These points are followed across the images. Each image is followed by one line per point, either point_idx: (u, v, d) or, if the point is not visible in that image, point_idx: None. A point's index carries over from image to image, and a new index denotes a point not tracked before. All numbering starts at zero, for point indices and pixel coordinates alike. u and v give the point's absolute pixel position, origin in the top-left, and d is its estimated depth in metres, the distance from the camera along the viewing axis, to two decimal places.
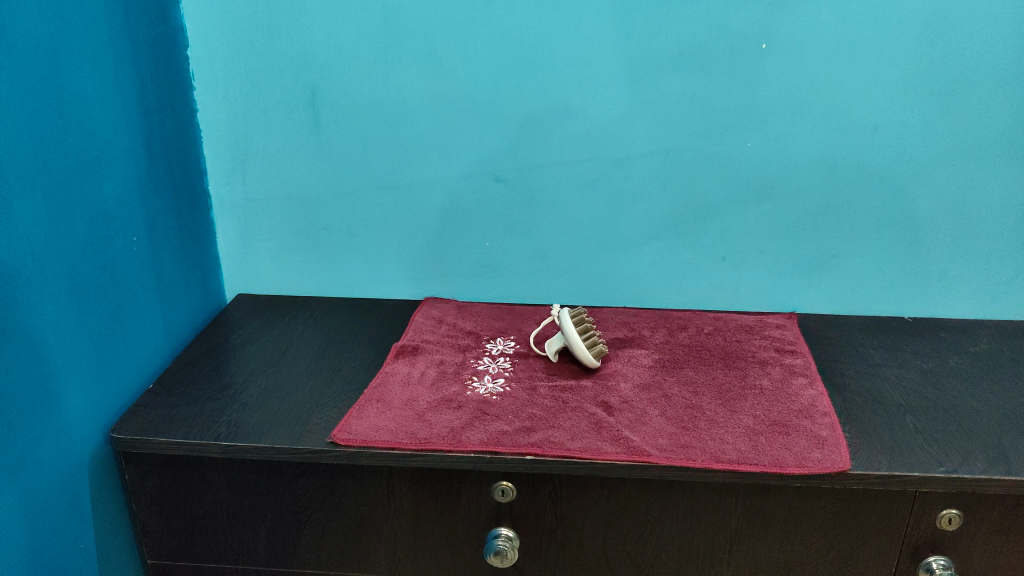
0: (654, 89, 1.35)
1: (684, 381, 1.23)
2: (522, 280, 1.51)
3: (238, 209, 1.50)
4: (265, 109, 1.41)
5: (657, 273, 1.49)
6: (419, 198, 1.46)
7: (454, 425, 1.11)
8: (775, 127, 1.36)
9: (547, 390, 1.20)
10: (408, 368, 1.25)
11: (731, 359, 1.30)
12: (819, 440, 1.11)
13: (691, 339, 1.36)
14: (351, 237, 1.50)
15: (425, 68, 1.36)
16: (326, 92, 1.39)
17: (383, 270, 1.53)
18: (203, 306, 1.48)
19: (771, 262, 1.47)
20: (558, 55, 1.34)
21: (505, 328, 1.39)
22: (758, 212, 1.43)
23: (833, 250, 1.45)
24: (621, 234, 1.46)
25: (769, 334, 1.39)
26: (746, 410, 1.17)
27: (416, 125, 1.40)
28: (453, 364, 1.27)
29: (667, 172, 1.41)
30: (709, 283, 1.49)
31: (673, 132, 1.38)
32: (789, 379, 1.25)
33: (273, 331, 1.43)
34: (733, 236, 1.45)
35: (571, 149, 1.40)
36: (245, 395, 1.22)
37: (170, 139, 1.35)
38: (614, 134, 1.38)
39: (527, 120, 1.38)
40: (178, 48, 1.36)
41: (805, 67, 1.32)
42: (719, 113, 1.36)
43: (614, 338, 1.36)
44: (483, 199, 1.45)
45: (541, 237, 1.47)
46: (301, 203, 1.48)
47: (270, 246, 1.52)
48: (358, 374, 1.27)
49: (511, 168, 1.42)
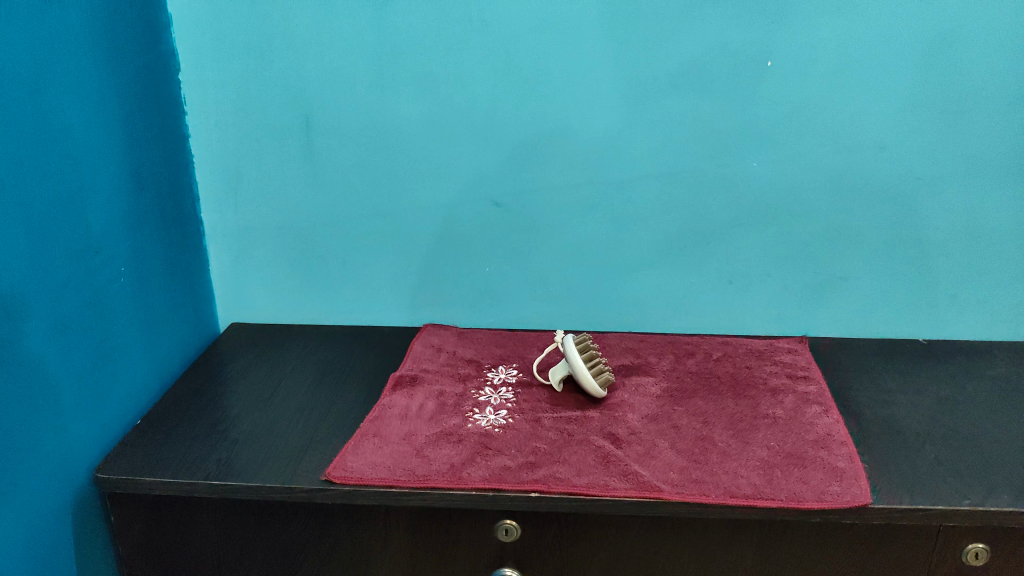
0: (656, 110, 1.31)
1: (694, 411, 1.18)
2: (524, 306, 1.47)
3: (230, 236, 1.45)
4: (256, 135, 1.37)
5: (662, 298, 1.44)
6: (416, 224, 1.41)
7: (454, 461, 1.06)
8: (781, 149, 1.32)
9: (551, 422, 1.14)
10: (406, 401, 1.20)
11: (742, 387, 1.25)
12: (836, 472, 1.06)
13: (700, 366, 1.31)
14: (347, 264, 1.46)
15: (420, 92, 1.32)
16: (320, 116, 1.35)
17: (380, 297, 1.48)
18: (195, 336, 1.43)
19: (780, 285, 1.42)
20: (557, 77, 1.30)
21: (507, 356, 1.34)
22: (766, 235, 1.38)
23: (844, 272, 1.40)
24: (624, 259, 1.41)
25: (780, 359, 1.34)
26: (759, 441, 1.12)
27: (413, 150, 1.36)
28: (453, 395, 1.22)
29: (671, 194, 1.36)
30: (716, 308, 1.44)
31: (676, 154, 1.34)
32: (803, 407, 1.20)
33: (267, 362, 1.38)
34: (740, 259, 1.40)
35: (573, 172, 1.36)
36: (237, 432, 1.17)
37: (160, 166, 1.31)
38: (616, 156, 1.34)
39: (527, 144, 1.34)
40: (168, 72, 1.32)
41: (812, 86, 1.28)
42: (724, 134, 1.32)
43: (619, 365, 1.31)
44: (482, 223, 1.40)
45: (542, 262, 1.43)
46: (294, 230, 1.44)
47: (264, 274, 1.48)
48: (355, 407, 1.22)
49: (510, 193, 1.38)
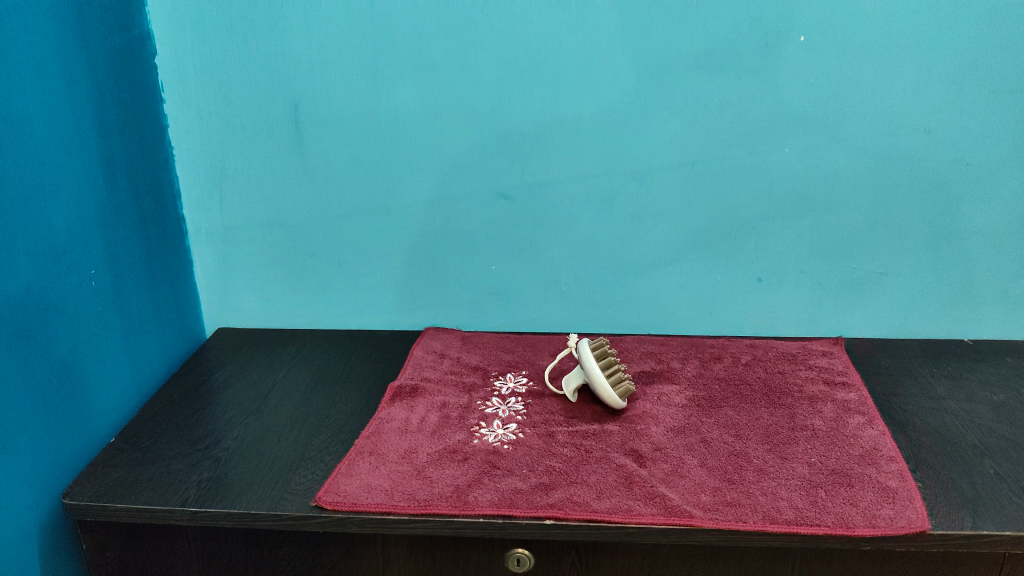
0: (677, 94, 1.19)
1: (724, 423, 1.07)
2: (534, 307, 1.35)
3: (216, 235, 1.34)
4: (241, 125, 1.26)
5: (684, 297, 1.32)
6: (416, 220, 1.30)
7: (459, 483, 0.95)
8: (816, 134, 1.21)
9: (567, 437, 1.03)
10: (405, 414, 1.09)
11: (776, 396, 1.14)
12: (888, 493, 0.95)
13: (728, 372, 1.20)
14: (341, 264, 1.35)
15: (419, 76, 1.21)
16: (310, 105, 1.24)
17: (378, 299, 1.37)
18: (178, 343, 1.32)
19: (813, 283, 1.30)
20: (569, 58, 1.18)
21: (516, 363, 1.22)
22: (797, 228, 1.27)
23: (882, 267, 1.28)
24: (643, 255, 1.30)
25: (815, 363, 1.22)
26: (799, 457, 1.01)
27: (411, 139, 1.25)
28: (457, 407, 1.10)
29: (693, 184, 1.25)
30: (743, 308, 1.33)
31: (700, 141, 1.22)
32: (845, 418, 1.09)
33: (255, 371, 1.27)
34: (770, 254, 1.28)
35: (587, 162, 1.24)
36: (219, 450, 1.06)
37: (137, 159, 1.20)
38: (633, 145, 1.23)
39: (536, 131, 1.23)
40: (144, 56, 1.21)
41: (850, 64, 1.17)
42: (751, 119, 1.20)
43: (639, 372, 1.20)
44: (488, 218, 1.29)
45: (553, 260, 1.31)
46: (283, 227, 1.33)
47: (252, 276, 1.37)
48: (349, 421, 1.11)
49: (519, 185, 1.26)
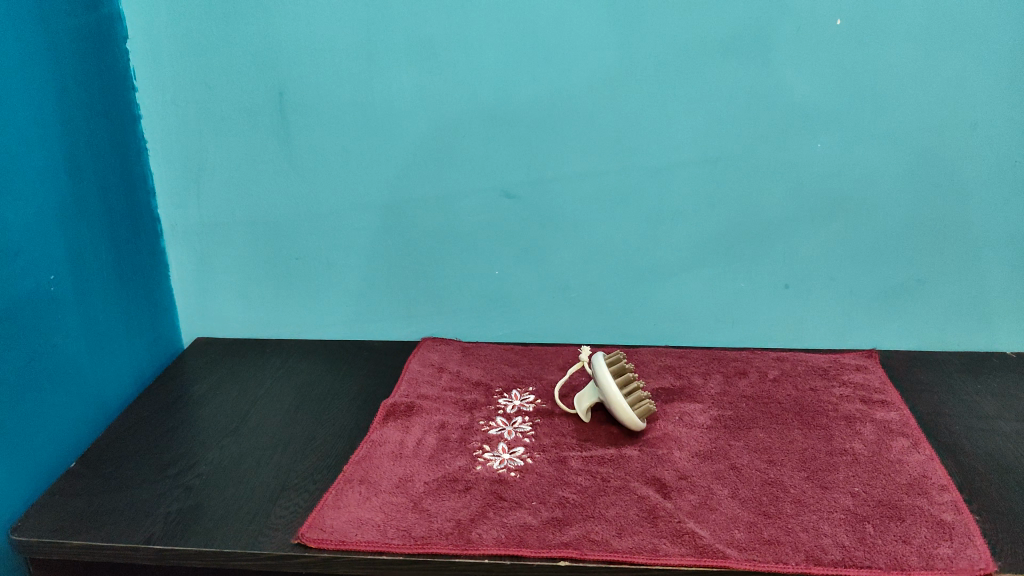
0: (699, 81, 1.08)
1: (754, 447, 0.96)
2: (540, 316, 1.25)
3: (193, 236, 1.23)
4: (222, 115, 1.15)
5: (704, 305, 1.22)
6: (413, 221, 1.19)
7: (461, 517, 0.84)
8: (852, 127, 1.10)
9: (581, 464, 0.92)
10: (400, 436, 0.98)
11: (809, 416, 1.03)
12: (944, 528, 0.84)
13: (755, 389, 1.09)
14: (331, 267, 1.24)
15: (415, 60, 1.10)
16: (296, 91, 1.13)
17: (371, 306, 1.26)
18: (152, 354, 1.21)
19: (844, 289, 1.19)
20: (581, 41, 1.07)
21: (522, 378, 1.11)
22: (827, 230, 1.15)
23: (919, 274, 1.18)
24: (658, 260, 1.19)
25: (849, 379, 1.12)
26: (841, 486, 0.90)
27: (407, 131, 1.14)
28: (458, 428, 0.99)
29: (716, 181, 1.14)
30: (767, 317, 1.22)
31: (722, 134, 1.11)
32: (887, 440, 0.98)
33: (235, 387, 1.16)
34: (797, 259, 1.17)
35: (598, 156, 1.13)
36: (192, 477, 0.95)
37: (105, 152, 1.09)
38: (650, 137, 1.12)
39: (543, 121, 1.12)
40: (114, 40, 1.10)
41: (888, 50, 1.06)
42: (780, 109, 1.09)
43: (657, 389, 1.09)
44: (491, 218, 1.18)
45: (561, 264, 1.20)
46: (267, 227, 1.22)
47: (234, 281, 1.26)
48: (337, 444, 1.00)
49: (524, 181, 1.15)
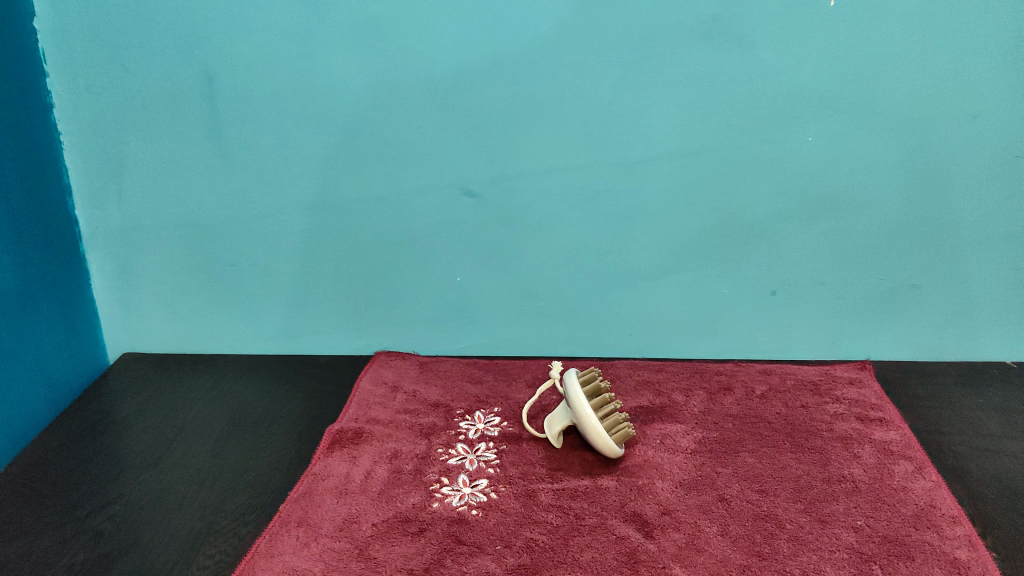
0: (677, 67, 0.97)
1: (744, 475, 0.86)
2: (505, 327, 1.14)
3: (117, 240, 1.10)
4: (145, 104, 1.02)
5: (684, 313, 1.11)
6: (363, 224, 1.08)
7: (412, 566, 0.72)
8: (845, 118, 0.99)
9: (551, 499, 0.81)
10: (346, 469, 0.86)
11: (802, 437, 0.93)
12: (959, 568, 0.73)
13: (742, 407, 0.99)
14: (272, 274, 1.11)
15: (361, 42, 0.97)
16: (229, 78, 1.00)
17: (319, 316, 1.14)
18: (70, 371, 1.08)
19: (835, 296, 1.09)
20: (545, 22, 0.95)
21: (485, 398, 1.00)
22: (817, 231, 1.05)
23: (914, 278, 1.08)
24: (633, 265, 1.08)
25: (842, 395, 1.02)
26: (842, 520, 0.80)
27: (352, 122, 1.02)
28: (412, 458, 0.88)
29: (694, 178, 1.03)
30: (752, 326, 1.12)
31: (703, 126, 1.00)
32: (889, 465, 0.89)
33: (163, 410, 1.04)
34: (785, 263, 1.07)
35: (567, 150, 1.02)
36: (103, 520, 0.82)
37: (8, 146, 0.95)
38: (623, 130, 1.00)
39: (505, 112, 1.00)
40: (17, 17, 0.96)
41: (887, 32, 0.95)
42: (767, 99, 0.98)
43: (635, 408, 0.98)
44: (450, 218, 1.07)
45: (528, 270, 1.09)
46: (199, 229, 1.09)
47: (164, 290, 1.13)
48: (275, 478, 0.88)
49: (486, 178, 1.04)
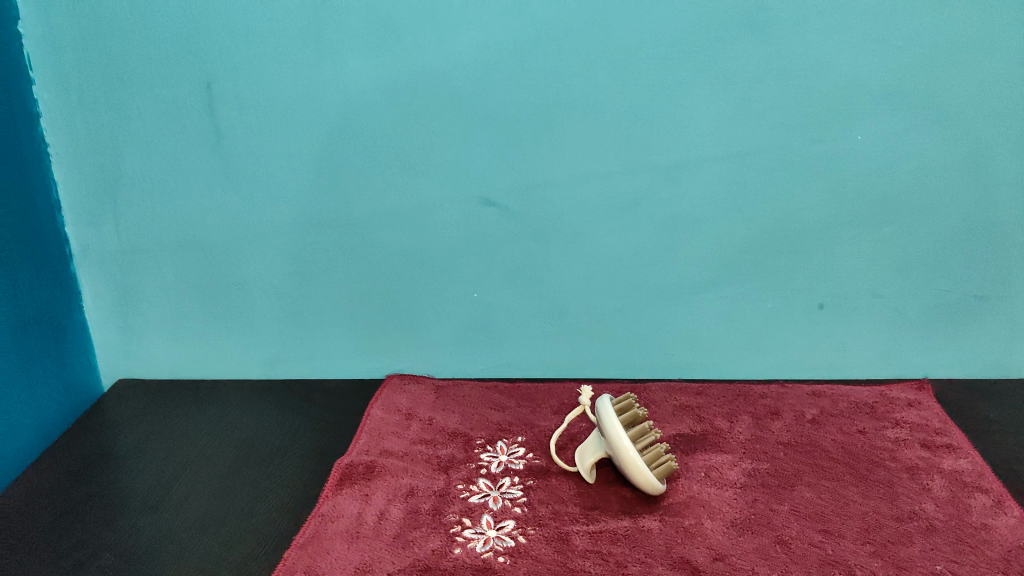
0: (719, 63, 0.88)
1: (804, 513, 0.77)
2: (529, 347, 1.05)
3: (111, 259, 1.02)
4: (139, 113, 0.94)
5: (725, 330, 1.02)
6: (376, 238, 0.99)
7: None
8: (904, 115, 0.90)
9: (588, 543, 0.72)
10: (358, 509, 0.77)
11: (863, 468, 0.84)
12: None
13: (793, 434, 0.90)
14: (278, 293, 1.03)
15: (373, 41, 0.89)
16: (229, 83, 0.92)
17: (328, 337, 1.06)
18: (61, 402, 1.00)
19: (890, 310, 1.00)
20: (574, 17, 0.86)
21: (508, 426, 0.91)
22: (872, 239, 0.96)
23: (978, 289, 0.98)
24: (670, 278, 0.99)
25: (903, 418, 0.93)
26: (919, 565, 0.70)
27: (362, 128, 0.93)
28: (431, 496, 0.79)
29: (738, 183, 0.94)
30: (799, 344, 1.03)
31: (748, 126, 0.91)
32: (965, 499, 0.79)
33: (159, 444, 0.95)
34: (836, 274, 0.98)
35: (599, 154, 0.93)
36: (90, 572, 0.74)
37: None
38: (659, 132, 0.92)
39: (531, 115, 0.91)
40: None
41: (951, 20, 0.86)
42: (819, 96, 0.89)
43: (675, 436, 0.89)
44: (469, 231, 0.98)
45: (554, 285, 1.01)
46: (200, 247, 1.01)
47: (163, 312, 1.05)
48: (278, 522, 0.79)
49: (509, 187, 0.95)
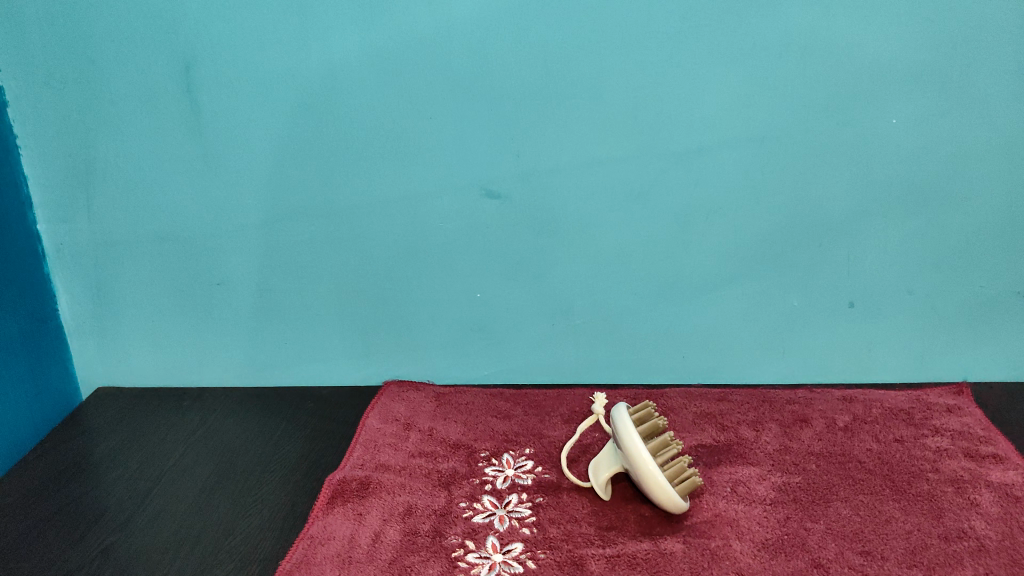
0: (740, 40, 0.81)
1: (841, 532, 0.69)
2: (536, 350, 0.98)
3: (86, 258, 0.95)
4: (113, 100, 0.87)
5: (746, 331, 0.95)
6: (370, 232, 0.92)
7: None
8: (942, 96, 0.83)
9: (604, 569, 0.65)
10: (350, 530, 0.70)
11: (903, 481, 0.76)
12: None
13: (824, 444, 0.82)
14: (265, 293, 0.96)
15: (363, 17, 0.82)
16: (209, 67, 0.85)
17: (320, 341, 0.99)
18: (34, 411, 0.93)
19: (925, 307, 0.93)
20: None
21: (514, 437, 0.84)
22: (905, 231, 0.89)
23: (1020, 284, 0.91)
24: (687, 275, 0.92)
25: (943, 426, 0.85)
26: None
27: (353, 114, 0.86)
28: (430, 516, 0.72)
29: (760, 171, 0.87)
30: (826, 345, 0.95)
31: (771, 109, 0.84)
32: (1018, 514, 0.71)
33: (138, 456, 0.88)
34: (866, 269, 0.91)
35: (610, 139, 0.86)
36: None
37: None
38: (674, 117, 0.84)
39: (536, 97, 0.84)
40: None
41: None
42: (849, 75, 0.82)
43: (696, 447, 0.82)
44: (470, 224, 0.91)
45: (562, 283, 0.93)
46: (181, 243, 0.94)
47: (144, 314, 0.98)
48: (263, 542, 0.72)
49: (512, 177, 0.88)
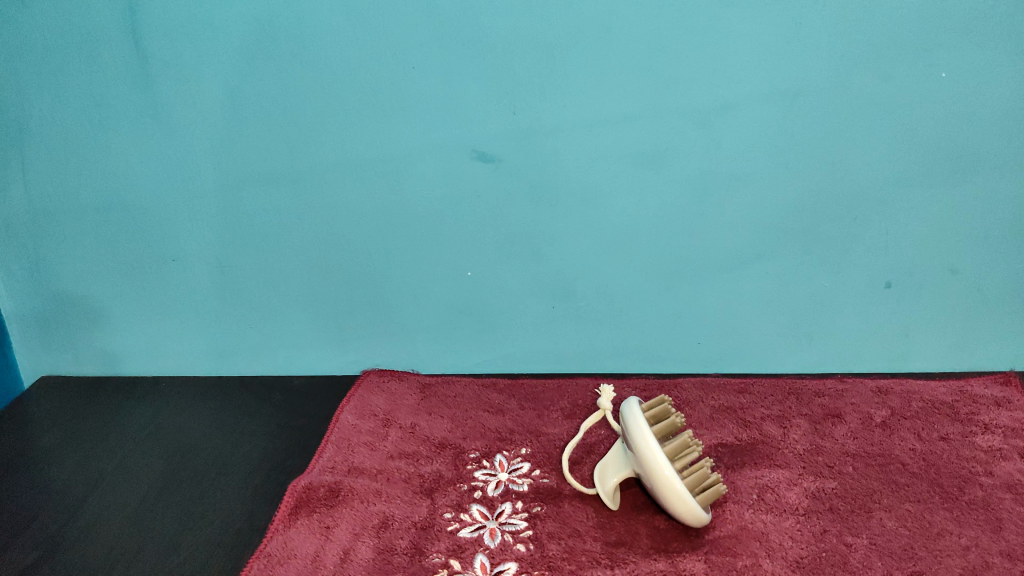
0: None
1: (888, 549, 0.59)
2: (532, 336, 0.88)
3: (25, 230, 0.85)
4: (49, 49, 0.76)
5: (768, 314, 0.85)
6: (345, 202, 0.82)
7: None
8: (1001, 43, 0.72)
9: None
10: (314, 547, 0.60)
11: (953, 486, 0.66)
12: None
13: (861, 443, 0.72)
14: (228, 271, 0.86)
15: None
16: (156, 10, 0.74)
17: (291, 324, 0.89)
18: None
19: (968, 287, 0.83)
20: None
21: (508, 435, 0.74)
22: (950, 201, 0.78)
23: None
24: (702, 251, 0.82)
25: (993, 422, 0.75)
26: None
27: (323, 64, 0.75)
28: (409, 530, 0.62)
29: (788, 131, 0.76)
30: (857, 330, 0.85)
31: (803, 59, 0.73)
32: None
33: (81, 455, 0.78)
34: (904, 245, 0.81)
35: (618, 95, 0.75)
36: None
37: None
38: (692, 69, 0.74)
39: (534, 46, 0.73)
40: None
41: None
42: (894, 20, 0.71)
43: (716, 447, 0.72)
44: (457, 193, 0.80)
45: (562, 260, 0.83)
46: (131, 214, 0.84)
47: (93, 295, 0.88)
48: (213, 560, 0.62)
49: (505, 139, 0.77)
